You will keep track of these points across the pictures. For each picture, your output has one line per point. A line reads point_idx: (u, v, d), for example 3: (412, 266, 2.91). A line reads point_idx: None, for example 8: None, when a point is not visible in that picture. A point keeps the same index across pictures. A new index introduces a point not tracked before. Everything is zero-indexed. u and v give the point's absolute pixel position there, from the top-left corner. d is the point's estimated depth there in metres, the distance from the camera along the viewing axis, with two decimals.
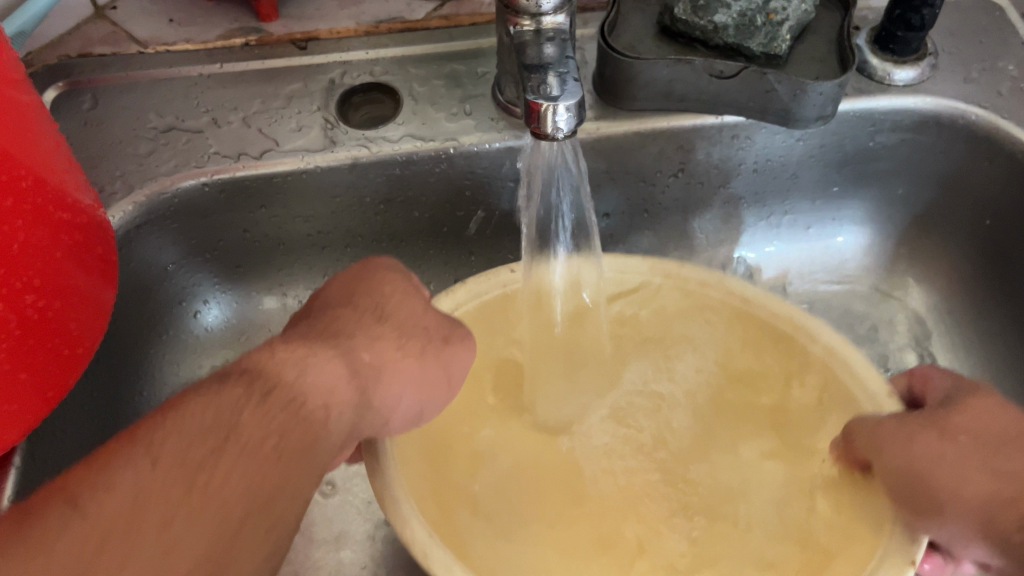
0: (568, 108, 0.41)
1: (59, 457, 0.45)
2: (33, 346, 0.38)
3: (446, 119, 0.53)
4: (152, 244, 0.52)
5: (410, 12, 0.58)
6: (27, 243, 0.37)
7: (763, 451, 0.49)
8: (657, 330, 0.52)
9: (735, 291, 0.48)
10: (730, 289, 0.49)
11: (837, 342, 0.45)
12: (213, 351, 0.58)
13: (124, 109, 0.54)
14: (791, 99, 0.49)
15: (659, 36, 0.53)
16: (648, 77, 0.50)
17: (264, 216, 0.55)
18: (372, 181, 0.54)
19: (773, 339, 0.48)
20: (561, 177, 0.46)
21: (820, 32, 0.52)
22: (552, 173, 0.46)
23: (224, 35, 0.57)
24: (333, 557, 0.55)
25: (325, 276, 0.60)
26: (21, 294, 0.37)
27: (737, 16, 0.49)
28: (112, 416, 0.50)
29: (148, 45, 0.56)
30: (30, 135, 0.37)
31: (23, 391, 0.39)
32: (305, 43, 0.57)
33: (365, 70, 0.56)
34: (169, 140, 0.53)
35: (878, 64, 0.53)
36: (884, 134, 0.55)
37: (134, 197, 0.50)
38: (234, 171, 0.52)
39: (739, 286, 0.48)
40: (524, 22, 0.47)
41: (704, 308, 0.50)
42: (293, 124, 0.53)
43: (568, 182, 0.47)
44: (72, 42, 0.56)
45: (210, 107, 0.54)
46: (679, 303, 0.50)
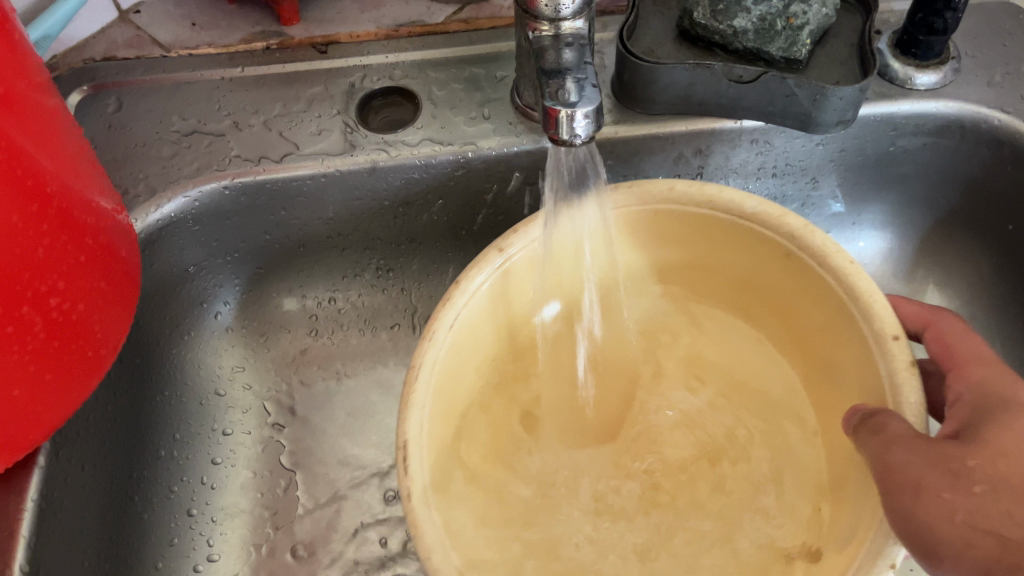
0: (585, 115, 0.41)
1: (83, 455, 0.46)
2: (58, 348, 0.39)
3: (464, 123, 0.54)
4: (173, 247, 0.53)
5: (430, 15, 0.58)
6: (53, 248, 0.37)
7: (767, 412, 0.48)
8: (666, 254, 0.49)
9: (736, 207, 0.45)
10: (731, 204, 0.45)
11: (858, 286, 0.40)
12: (233, 352, 0.59)
13: (147, 112, 0.55)
14: (811, 104, 0.49)
15: (679, 40, 0.53)
16: (668, 82, 0.50)
17: (284, 219, 0.55)
18: (391, 184, 0.54)
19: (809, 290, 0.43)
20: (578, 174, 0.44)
21: (841, 36, 0.52)
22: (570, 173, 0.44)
23: (246, 39, 0.57)
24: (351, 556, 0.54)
25: (343, 277, 0.60)
26: (46, 298, 0.37)
27: (756, 21, 0.49)
28: (134, 417, 0.51)
29: (171, 49, 0.57)
30: (55, 142, 0.38)
31: (46, 392, 0.40)
32: (326, 47, 0.57)
33: (385, 74, 0.56)
34: (192, 143, 0.54)
35: (899, 68, 0.53)
36: (905, 138, 0.54)
37: (156, 200, 0.51)
38: (255, 174, 0.52)
39: (737, 198, 0.44)
40: (543, 26, 0.47)
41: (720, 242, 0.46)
42: (313, 127, 0.54)
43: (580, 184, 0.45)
44: (96, 46, 0.57)
45: (231, 111, 0.55)
46: (686, 225, 0.47)
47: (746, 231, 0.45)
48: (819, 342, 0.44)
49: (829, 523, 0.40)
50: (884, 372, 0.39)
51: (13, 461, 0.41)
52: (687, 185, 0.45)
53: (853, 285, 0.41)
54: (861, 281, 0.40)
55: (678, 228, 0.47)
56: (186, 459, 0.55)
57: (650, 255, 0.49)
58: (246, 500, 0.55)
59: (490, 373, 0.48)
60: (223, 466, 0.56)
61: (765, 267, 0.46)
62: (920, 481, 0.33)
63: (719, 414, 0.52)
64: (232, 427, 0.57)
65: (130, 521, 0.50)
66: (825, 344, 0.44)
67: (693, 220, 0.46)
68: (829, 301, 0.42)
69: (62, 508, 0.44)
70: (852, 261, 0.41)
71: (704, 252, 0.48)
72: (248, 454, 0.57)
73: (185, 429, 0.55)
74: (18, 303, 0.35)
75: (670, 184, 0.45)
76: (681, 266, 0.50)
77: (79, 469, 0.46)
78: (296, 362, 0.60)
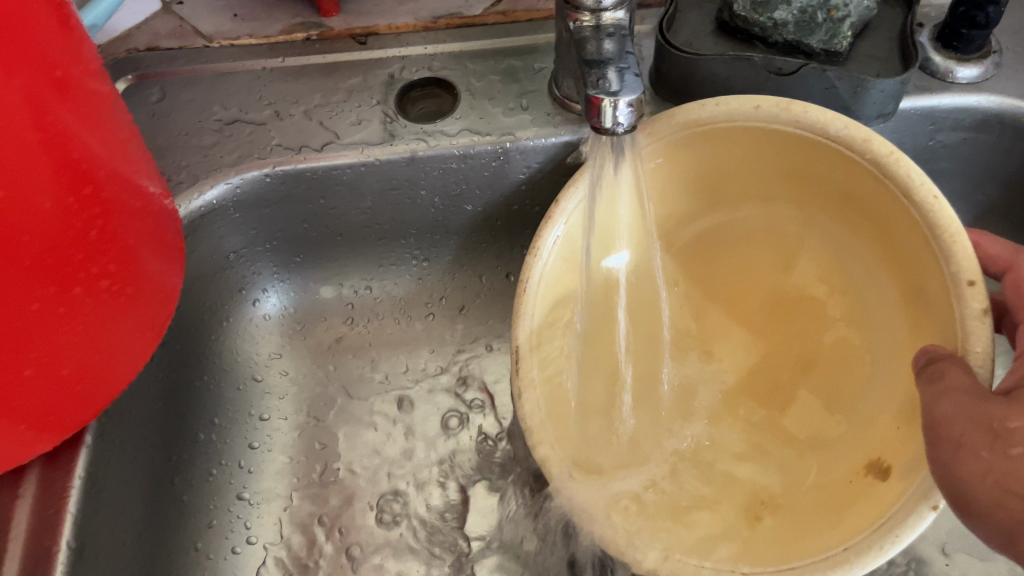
0: (628, 104, 0.41)
1: (126, 437, 0.47)
2: (107, 330, 0.40)
3: (502, 114, 0.54)
4: (215, 233, 0.54)
5: (467, 8, 0.58)
6: (105, 231, 0.38)
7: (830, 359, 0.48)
8: (764, 165, 0.47)
9: (821, 129, 0.43)
10: (815, 121, 0.43)
11: (939, 223, 0.39)
12: (271, 339, 0.60)
13: (189, 102, 0.56)
14: (851, 97, 0.49)
15: (718, 34, 0.53)
16: (707, 74, 0.50)
17: (323, 207, 0.56)
18: (428, 173, 0.54)
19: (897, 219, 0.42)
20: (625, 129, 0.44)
21: (882, 29, 0.52)
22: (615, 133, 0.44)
23: (286, 30, 0.58)
24: (385, 545, 0.54)
25: (379, 265, 0.61)
26: (97, 280, 0.38)
27: (797, 13, 0.48)
28: (175, 400, 0.52)
29: (213, 40, 0.58)
30: (108, 126, 0.39)
31: (95, 373, 0.40)
32: (365, 38, 0.58)
33: (424, 66, 0.57)
34: (233, 132, 0.54)
35: (940, 61, 0.52)
36: (944, 132, 0.54)
37: (199, 187, 0.52)
38: (295, 162, 0.53)
39: (824, 118, 0.43)
40: (583, 17, 0.47)
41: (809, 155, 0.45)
42: (353, 117, 0.54)
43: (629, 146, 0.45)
44: (140, 36, 0.58)
45: (272, 101, 0.56)
46: (780, 145, 0.46)
47: (835, 154, 0.43)
48: (907, 259, 0.42)
49: (884, 441, 0.41)
50: (957, 317, 0.38)
51: (60, 440, 0.42)
52: (773, 103, 0.44)
53: (930, 213, 0.39)
54: (941, 214, 0.39)
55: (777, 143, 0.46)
56: (224, 443, 0.55)
57: (751, 162, 0.48)
58: (282, 485, 0.56)
59: (580, 302, 0.51)
60: (260, 450, 0.57)
61: (861, 180, 0.43)
62: (962, 436, 0.34)
63: (777, 332, 0.52)
64: (269, 413, 0.58)
65: (170, 502, 0.50)
66: (904, 259, 0.42)
67: (784, 139, 0.45)
68: (919, 229, 0.40)
69: (107, 487, 0.45)
70: (934, 194, 0.39)
71: (804, 164, 0.46)
72: (285, 440, 0.57)
73: (223, 413, 0.56)
74: (71, 284, 0.36)
75: (755, 103, 0.45)
76: (734, 174, 0.49)
77: (122, 448, 0.47)
78: (332, 350, 0.61)
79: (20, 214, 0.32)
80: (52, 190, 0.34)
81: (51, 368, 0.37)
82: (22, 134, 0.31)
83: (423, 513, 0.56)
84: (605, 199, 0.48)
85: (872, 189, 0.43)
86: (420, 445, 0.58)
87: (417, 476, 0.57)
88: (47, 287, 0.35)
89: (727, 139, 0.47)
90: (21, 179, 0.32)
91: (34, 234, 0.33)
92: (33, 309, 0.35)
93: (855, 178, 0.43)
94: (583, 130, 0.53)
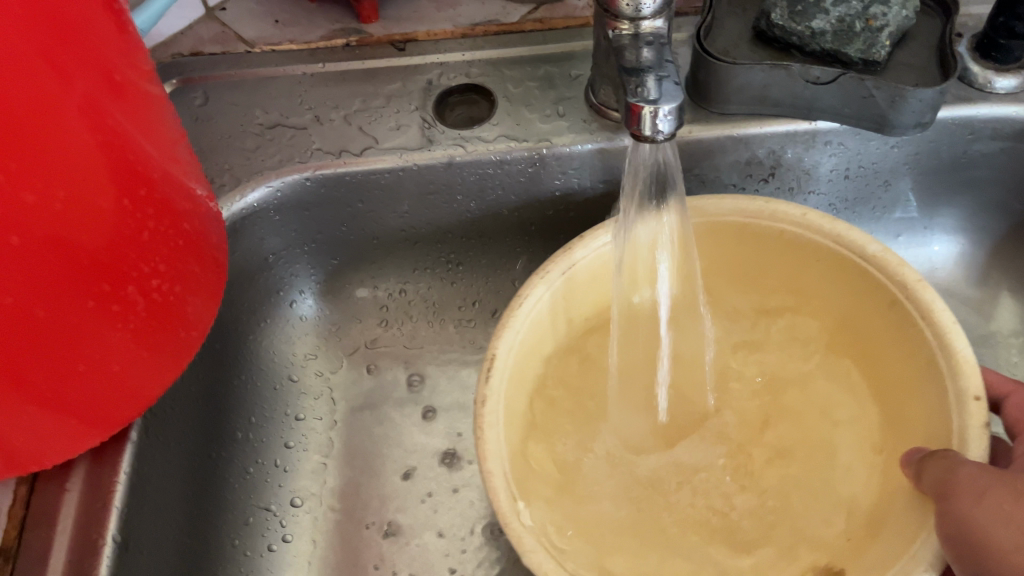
0: (667, 112, 0.42)
1: (169, 434, 0.48)
2: (156, 329, 0.41)
3: (539, 120, 0.55)
4: (254, 235, 0.55)
5: (505, 15, 0.59)
6: (156, 232, 0.39)
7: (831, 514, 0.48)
8: (782, 275, 0.53)
9: (857, 247, 0.48)
10: (855, 243, 0.48)
11: (953, 347, 0.42)
12: (308, 340, 0.61)
13: (232, 106, 0.57)
14: (889, 106, 0.49)
15: (754, 41, 0.53)
16: (744, 81, 0.51)
17: (362, 212, 0.57)
18: (465, 180, 0.55)
19: (908, 334, 0.45)
20: (668, 174, 0.46)
21: (920, 38, 0.52)
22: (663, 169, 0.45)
23: (327, 36, 0.59)
24: (419, 545, 0.55)
25: (414, 270, 0.62)
26: (148, 279, 0.39)
27: (835, 22, 0.49)
28: (216, 399, 0.53)
29: (255, 45, 0.59)
30: (160, 128, 0.40)
31: (143, 370, 0.41)
32: (404, 44, 0.59)
33: (461, 72, 0.57)
34: (274, 136, 0.55)
35: (978, 71, 0.52)
36: (982, 142, 0.54)
37: (242, 189, 0.53)
38: (336, 167, 0.54)
39: (862, 240, 0.47)
40: (622, 26, 0.48)
41: (837, 265, 0.49)
42: (392, 123, 0.55)
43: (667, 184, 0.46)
44: (184, 40, 0.59)
45: (313, 105, 0.57)
46: (808, 250, 0.50)
47: (859, 269, 0.48)
48: (884, 387, 0.48)
49: (845, 553, 0.44)
50: (957, 425, 0.41)
51: (108, 435, 0.43)
52: (818, 215, 0.49)
53: (931, 314, 0.44)
54: (957, 344, 0.42)
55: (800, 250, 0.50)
56: (261, 441, 0.56)
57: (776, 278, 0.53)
58: (317, 485, 0.57)
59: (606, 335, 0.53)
60: (295, 450, 0.58)
61: (859, 303, 0.49)
62: (985, 489, 0.36)
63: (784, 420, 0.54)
64: (305, 414, 0.59)
65: (210, 498, 0.51)
66: (892, 377, 0.48)
67: (814, 245, 0.49)
68: (919, 353, 0.44)
69: (150, 483, 0.46)
70: (953, 322, 0.43)
71: (815, 279, 0.51)
72: (320, 440, 0.58)
73: (261, 412, 0.57)
74: (124, 282, 0.37)
75: (803, 211, 0.49)
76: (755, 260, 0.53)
77: (165, 445, 0.48)
78: (366, 352, 0.62)
79: (78, 214, 0.33)
80: (108, 190, 0.35)
81: (102, 363, 0.38)
82: (82, 136, 0.32)
83: (452, 515, 0.56)
84: (639, 259, 0.50)
85: (856, 287, 0.49)
86: (453, 447, 0.58)
87: (451, 478, 0.57)
88: (101, 284, 0.36)
89: (767, 232, 0.51)
90: (80, 179, 0.33)
91: (91, 233, 0.34)
92: (88, 305, 0.36)
93: (860, 302, 0.49)
94: (620, 138, 0.53)
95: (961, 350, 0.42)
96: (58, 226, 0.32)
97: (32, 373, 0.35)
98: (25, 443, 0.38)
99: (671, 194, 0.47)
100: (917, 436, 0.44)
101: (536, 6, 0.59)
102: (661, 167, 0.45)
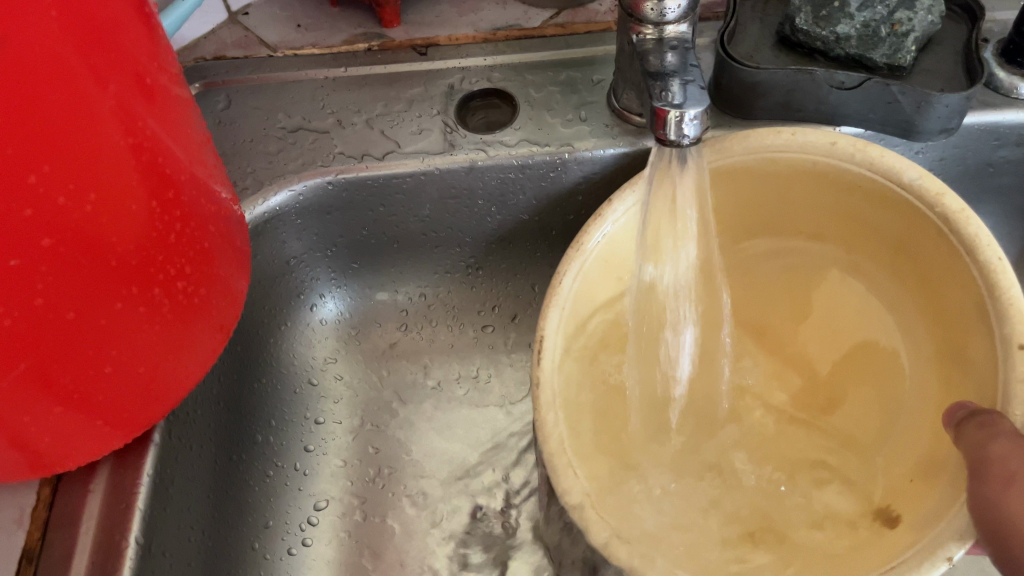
0: (693, 117, 0.42)
1: (192, 436, 0.48)
2: (181, 331, 0.41)
3: (561, 125, 0.55)
4: (276, 238, 0.55)
5: (527, 20, 0.59)
6: (183, 233, 0.39)
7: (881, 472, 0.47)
8: (820, 211, 0.51)
9: (893, 173, 0.46)
10: (892, 168, 0.46)
11: (999, 282, 0.41)
12: (327, 341, 0.61)
13: (254, 110, 0.57)
14: (915, 111, 0.49)
15: (778, 47, 0.53)
16: (767, 87, 0.50)
17: (383, 215, 0.57)
18: (487, 183, 0.55)
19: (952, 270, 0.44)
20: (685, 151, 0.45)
21: (946, 44, 0.51)
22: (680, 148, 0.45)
23: (349, 40, 0.59)
24: (440, 549, 0.55)
25: (434, 273, 0.61)
26: (174, 281, 0.39)
27: (861, 27, 0.49)
28: (236, 401, 0.53)
29: (277, 50, 0.59)
30: (188, 131, 0.40)
31: (168, 372, 0.42)
32: (425, 49, 0.59)
33: (483, 77, 0.57)
34: (297, 140, 0.55)
35: (1004, 77, 0.52)
36: (1008, 148, 0.53)
37: (264, 193, 0.53)
38: (358, 170, 0.54)
39: (898, 165, 0.45)
40: (646, 30, 0.48)
41: (877, 197, 0.47)
42: (414, 127, 0.55)
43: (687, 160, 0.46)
44: (207, 45, 0.60)
45: (335, 110, 0.57)
46: (847, 182, 0.48)
47: (901, 201, 0.46)
48: (935, 315, 0.46)
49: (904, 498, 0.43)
50: (1004, 376, 0.39)
51: (132, 437, 0.43)
52: (850, 142, 0.47)
53: (976, 249, 0.42)
54: (1001, 278, 0.40)
55: (838, 181, 0.48)
56: (281, 444, 0.56)
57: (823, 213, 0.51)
58: (336, 488, 0.57)
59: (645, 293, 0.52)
60: (315, 453, 0.58)
61: (906, 240, 0.47)
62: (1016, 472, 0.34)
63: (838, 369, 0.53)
64: (325, 417, 0.59)
65: (232, 501, 0.51)
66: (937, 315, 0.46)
67: (849, 178, 0.48)
68: (968, 294, 0.43)
69: (173, 484, 0.46)
70: (1000, 257, 0.41)
71: (857, 209, 0.49)
72: (339, 444, 0.58)
73: (281, 415, 0.57)
74: (151, 284, 0.38)
75: (833, 138, 0.47)
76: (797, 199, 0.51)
77: (187, 446, 0.48)
78: (385, 356, 0.62)
79: (109, 216, 0.34)
80: (138, 193, 0.35)
81: (129, 365, 0.39)
82: (114, 139, 0.33)
83: (473, 519, 0.56)
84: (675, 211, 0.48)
85: (898, 218, 0.47)
86: (473, 451, 0.58)
87: (472, 483, 0.57)
88: (130, 287, 0.36)
89: (801, 166, 0.49)
90: (112, 182, 0.33)
91: (121, 236, 0.35)
92: (117, 308, 0.36)
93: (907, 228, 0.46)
94: (642, 142, 0.53)
95: (1006, 285, 0.40)
96: (89, 228, 0.33)
97: (60, 376, 0.35)
98: (51, 444, 0.38)
99: (690, 157, 0.45)
100: (967, 389, 0.42)
101: (558, 11, 0.59)
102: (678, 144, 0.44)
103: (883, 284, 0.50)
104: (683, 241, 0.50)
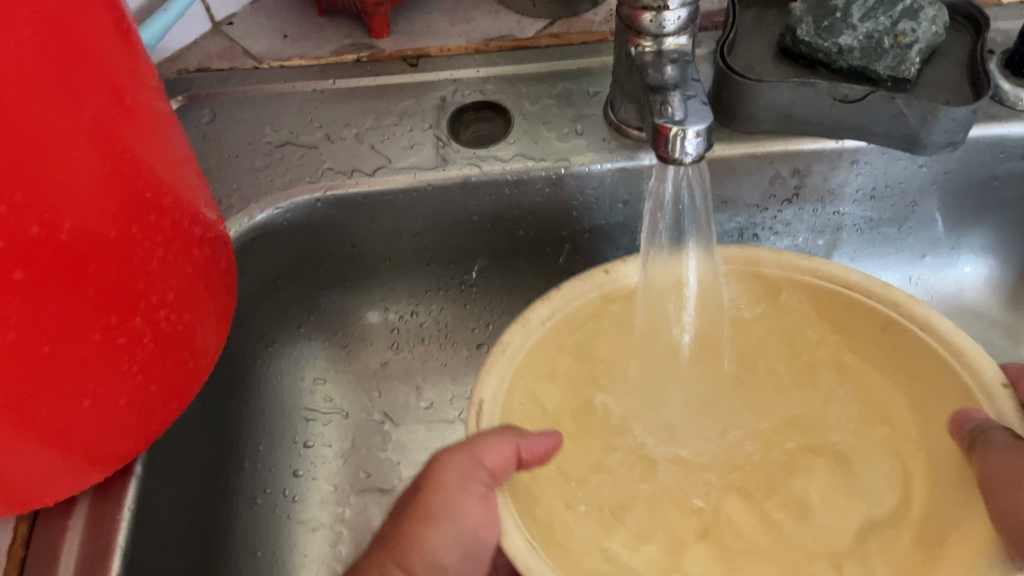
0: (696, 134, 0.40)
1: (176, 466, 0.46)
2: (164, 360, 0.39)
3: (557, 139, 0.53)
4: (262, 257, 0.53)
5: (520, 30, 0.58)
6: (165, 257, 0.37)
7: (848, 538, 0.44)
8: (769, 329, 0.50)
9: (841, 279, 0.45)
10: (837, 273, 0.45)
11: (959, 342, 0.41)
12: (316, 365, 0.59)
13: (240, 123, 0.55)
14: (920, 125, 0.47)
15: (779, 57, 0.52)
16: (768, 99, 0.49)
17: (373, 232, 0.55)
18: (481, 199, 0.53)
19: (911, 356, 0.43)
20: (687, 199, 0.44)
21: (950, 55, 0.50)
22: (680, 193, 0.43)
23: (337, 51, 0.57)
24: None
25: (426, 290, 0.60)
26: (156, 309, 0.37)
27: (863, 38, 0.48)
28: (222, 427, 0.51)
29: (263, 60, 0.57)
30: (171, 150, 0.38)
31: (151, 403, 0.40)
32: (416, 59, 0.57)
33: (476, 89, 0.56)
34: (284, 155, 0.54)
35: (1010, 89, 0.51)
36: (1013, 161, 0.52)
37: (250, 211, 0.51)
38: (347, 187, 0.52)
39: (841, 270, 0.45)
40: (645, 43, 0.46)
41: (830, 306, 0.46)
42: (405, 141, 0.54)
43: (694, 216, 0.45)
44: (191, 57, 0.58)
45: (323, 123, 0.55)
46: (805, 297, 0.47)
47: (841, 301, 0.46)
48: (881, 406, 0.46)
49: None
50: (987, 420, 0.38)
51: (112, 470, 0.41)
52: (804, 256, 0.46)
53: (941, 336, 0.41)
54: (962, 339, 0.41)
55: (778, 289, 0.47)
56: (270, 470, 0.55)
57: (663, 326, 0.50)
58: (326, 514, 0.55)
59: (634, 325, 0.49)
60: (304, 478, 0.56)
61: (850, 339, 0.47)
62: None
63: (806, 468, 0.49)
64: (314, 441, 0.57)
65: (218, 531, 0.50)
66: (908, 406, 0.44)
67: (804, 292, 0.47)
68: (924, 364, 0.42)
69: (157, 518, 0.44)
70: (954, 327, 0.41)
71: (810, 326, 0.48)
72: (330, 468, 0.57)
73: (269, 439, 0.55)
74: (131, 313, 0.36)
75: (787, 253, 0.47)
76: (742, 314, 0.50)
77: (170, 476, 0.46)
78: (377, 376, 0.60)
79: (86, 242, 0.32)
80: (118, 217, 0.33)
81: (109, 398, 0.37)
82: (91, 162, 0.31)
83: None
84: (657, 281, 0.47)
85: (844, 322, 0.46)
86: None
87: None
88: (109, 315, 0.34)
89: (753, 280, 0.48)
90: (89, 206, 0.31)
91: (99, 263, 0.33)
92: (95, 337, 0.34)
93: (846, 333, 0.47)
94: (640, 157, 0.52)
95: (968, 344, 0.40)
96: (66, 255, 0.31)
97: (35, 410, 0.33)
98: (24, 481, 0.36)
99: (693, 229, 0.45)
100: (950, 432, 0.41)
101: (552, 21, 0.58)
102: (679, 192, 0.43)
103: (781, 380, 0.51)
104: (665, 296, 0.48)
